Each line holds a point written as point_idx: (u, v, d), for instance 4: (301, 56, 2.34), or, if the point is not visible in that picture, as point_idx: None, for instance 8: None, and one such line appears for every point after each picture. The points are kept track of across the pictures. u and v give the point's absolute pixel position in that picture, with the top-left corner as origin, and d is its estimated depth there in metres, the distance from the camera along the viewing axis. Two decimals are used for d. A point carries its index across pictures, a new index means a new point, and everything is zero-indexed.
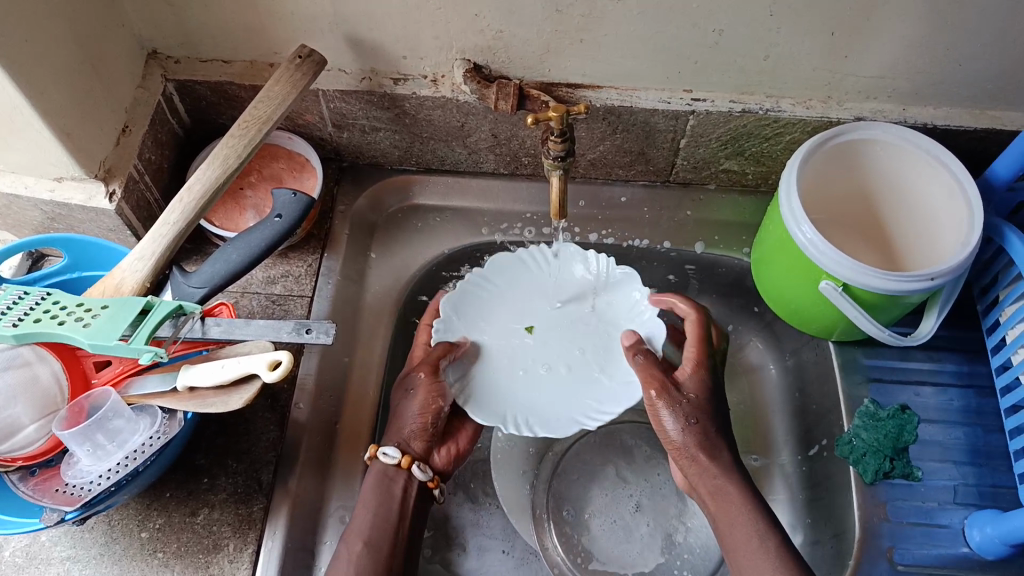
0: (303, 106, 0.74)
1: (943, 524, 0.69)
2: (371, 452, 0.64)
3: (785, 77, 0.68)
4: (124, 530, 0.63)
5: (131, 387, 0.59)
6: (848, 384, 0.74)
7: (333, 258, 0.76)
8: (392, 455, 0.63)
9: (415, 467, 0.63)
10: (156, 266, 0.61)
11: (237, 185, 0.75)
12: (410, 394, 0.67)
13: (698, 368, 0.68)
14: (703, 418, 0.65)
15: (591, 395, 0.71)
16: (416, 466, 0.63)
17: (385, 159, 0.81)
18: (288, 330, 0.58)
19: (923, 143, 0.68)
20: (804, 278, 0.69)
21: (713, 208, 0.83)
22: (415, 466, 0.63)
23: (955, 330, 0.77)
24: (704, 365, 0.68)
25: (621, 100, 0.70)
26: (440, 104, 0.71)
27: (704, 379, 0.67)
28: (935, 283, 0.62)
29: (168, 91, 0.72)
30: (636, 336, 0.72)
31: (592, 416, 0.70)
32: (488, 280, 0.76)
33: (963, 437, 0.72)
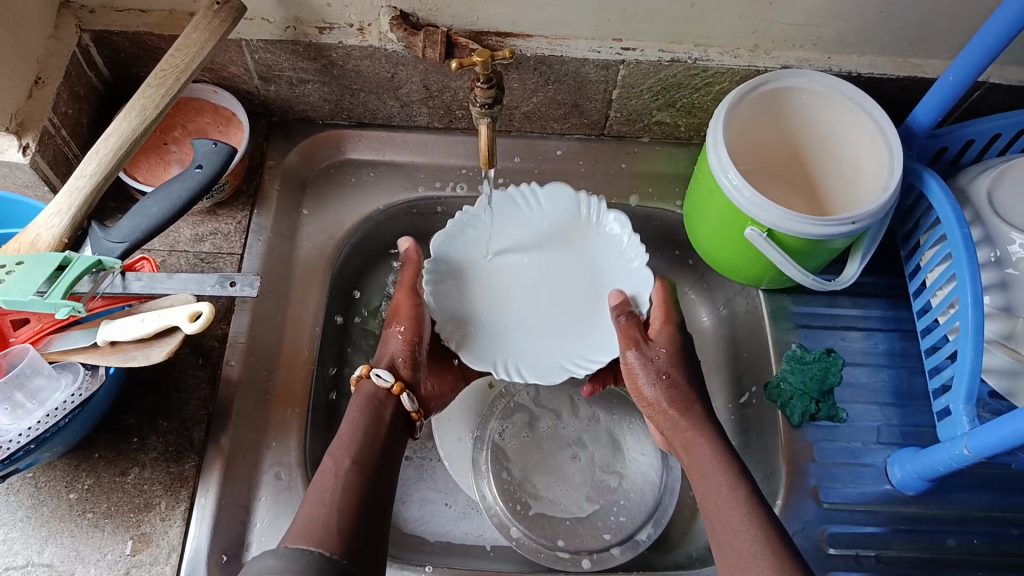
0: (226, 58, 0.72)
1: (867, 463, 0.71)
2: (362, 373, 0.66)
3: (712, 26, 0.69)
4: (52, 492, 0.62)
5: (52, 344, 0.57)
6: (776, 330, 0.76)
7: (263, 215, 0.75)
8: (387, 378, 0.66)
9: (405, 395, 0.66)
10: (74, 221, 0.59)
11: (160, 141, 0.73)
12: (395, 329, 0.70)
13: (667, 326, 0.70)
14: (674, 373, 0.67)
15: (573, 342, 0.73)
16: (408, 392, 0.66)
17: (316, 114, 0.80)
18: (211, 284, 0.57)
19: (845, 90, 0.70)
20: (730, 226, 0.70)
21: (648, 161, 0.83)
22: (405, 394, 0.66)
23: (881, 276, 0.79)
24: (674, 323, 0.70)
25: (551, 49, 0.70)
26: (368, 54, 0.70)
27: (673, 335, 0.69)
28: (856, 226, 0.64)
29: (84, 42, 0.69)
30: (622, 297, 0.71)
31: (580, 363, 0.71)
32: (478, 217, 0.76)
33: (887, 379, 0.74)
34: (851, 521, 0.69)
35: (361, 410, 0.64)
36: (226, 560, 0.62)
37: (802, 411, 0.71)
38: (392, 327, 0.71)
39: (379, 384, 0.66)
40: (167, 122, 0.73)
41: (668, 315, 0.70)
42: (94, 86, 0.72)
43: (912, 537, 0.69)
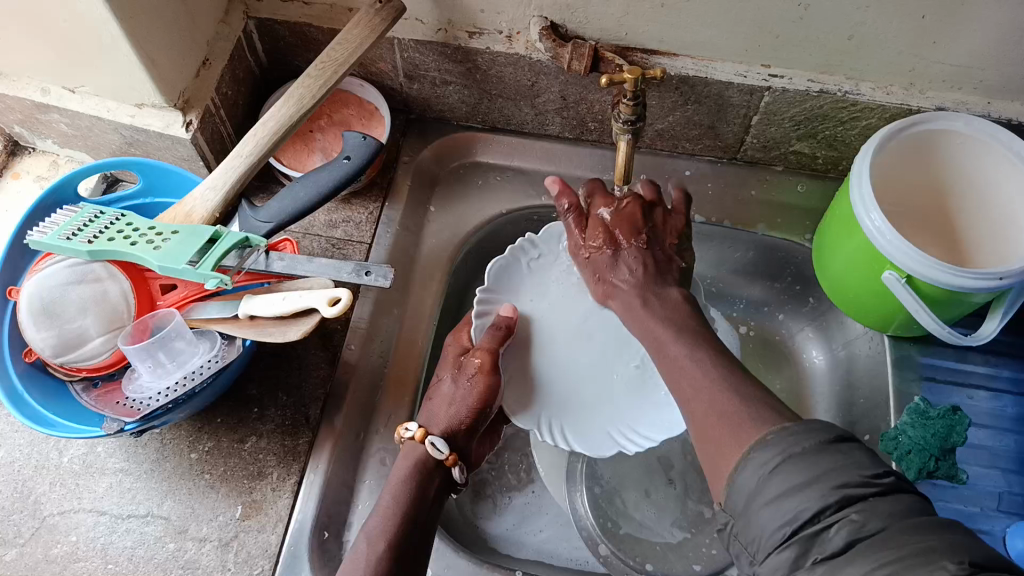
0: (377, 54, 0.74)
1: (985, 530, 0.67)
2: (417, 435, 0.62)
3: (868, 59, 0.67)
4: (176, 450, 0.66)
5: (194, 311, 0.61)
6: (899, 379, 0.73)
7: (393, 208, 0.77)
8: (442, 450, 0.61)
9: (457, 467, 0.62)
10: (227, 198, 0.63)
11: (307, 128, 0.76)
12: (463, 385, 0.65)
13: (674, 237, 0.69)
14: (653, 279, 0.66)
15: (619, 411, 0.70)
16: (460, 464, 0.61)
17: (452, 114, 0.81)
18: (348, 271, 0.59)
19: (1008, 140, 0.66)
20: (865, 266, 0.68)
21: (778, 190, 0.81)
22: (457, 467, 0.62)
23: (1019, 336, 0.75)
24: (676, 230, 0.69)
25: (696, 70, 0.69)
26: (513, 61, 0.71)
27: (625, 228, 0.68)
28: (1004, 283, 0.61)
29: (248, 28, 0.73)
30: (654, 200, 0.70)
31: (630, 438, 0.69)
32: (535, 247, 0.75)
33: (1015, 445, 0.70)
34: None
35: (409, 475, 0.60)
36: (327, 537, 0.64)
37: (908, 464, 0.68)
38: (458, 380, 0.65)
39: (433, 453, 0.61)
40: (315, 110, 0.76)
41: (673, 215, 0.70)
42: (252, 71, 0.76)
43: None
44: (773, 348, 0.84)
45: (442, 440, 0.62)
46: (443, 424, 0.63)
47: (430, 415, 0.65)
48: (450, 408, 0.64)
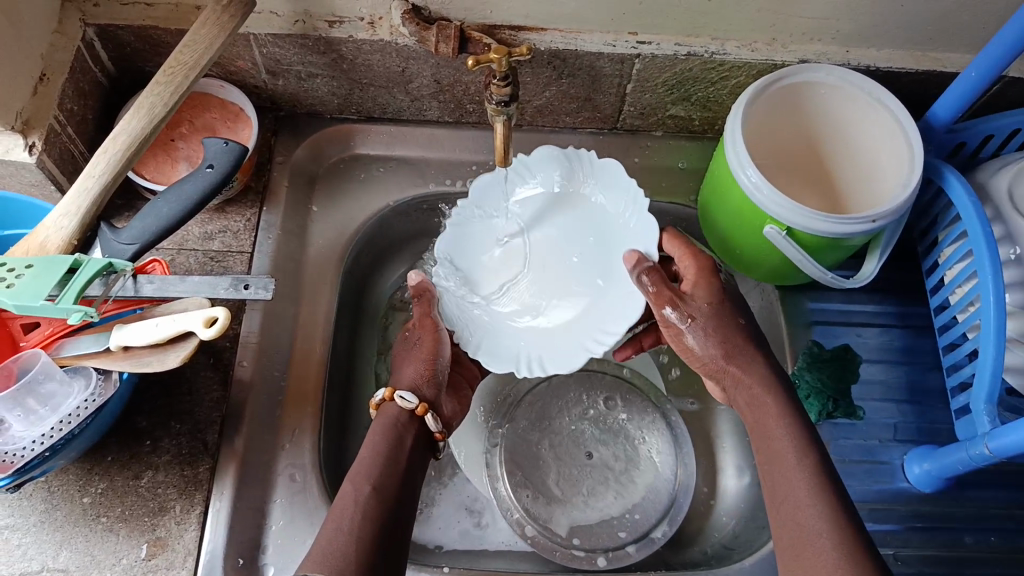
0: (234, 52, 0.70)
1: (884, 460, 0.71)
2: (385, 395, 0.63)
3: (730, 18, 0.68)
4: (65, 497, 0.62)
5: (63, 348, 0.56)
6: (791, 328, 0.76)
7: (273, 212, 0.74)
8: (411, 401, 0.63)
9: (430, 415, 0.63)
10: (83, 223, 0.58)
11: (168, 137, 0.71)
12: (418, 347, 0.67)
13: (699, 280, 0.66)
14: (722, 321, 0.63)
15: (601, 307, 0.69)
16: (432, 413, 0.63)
17: (324, 108, 0.78)
18: (225, 286, 0.56)
19: (867, 86, 0.68)
20: (748, 223, 0.69)
21: (661, 155, 0.82)
22: (429, 414, 0.63)
23: (896, 272, 0.79)
24: (705, 275, 0.66)
25: (565, 43, 0.69)
26: (379, 48, 0.69)
27: (711, 285, 0.65)
28: (876, 225, 0.63)
29: (89, 36, 0.67)
30: (638, 255, 0.65)
31: (597, 341, 0.67)
32: (475, 210, 0.74)
33: (903, 375, 0.74)
34: (868, 519, 0.69)
35: (383, 432, 0.61)
36: (242, 564, 0.62)
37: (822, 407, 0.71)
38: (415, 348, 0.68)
39: (403, 406, 0.63)
40: (175, 117, 0.72)
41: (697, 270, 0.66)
42: (100, 82, 0.71)
43: (929, 534, 0.69)
44: None
45: (410, 393, 0.63)
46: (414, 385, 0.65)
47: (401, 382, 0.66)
48: (412, 367, 0.66)
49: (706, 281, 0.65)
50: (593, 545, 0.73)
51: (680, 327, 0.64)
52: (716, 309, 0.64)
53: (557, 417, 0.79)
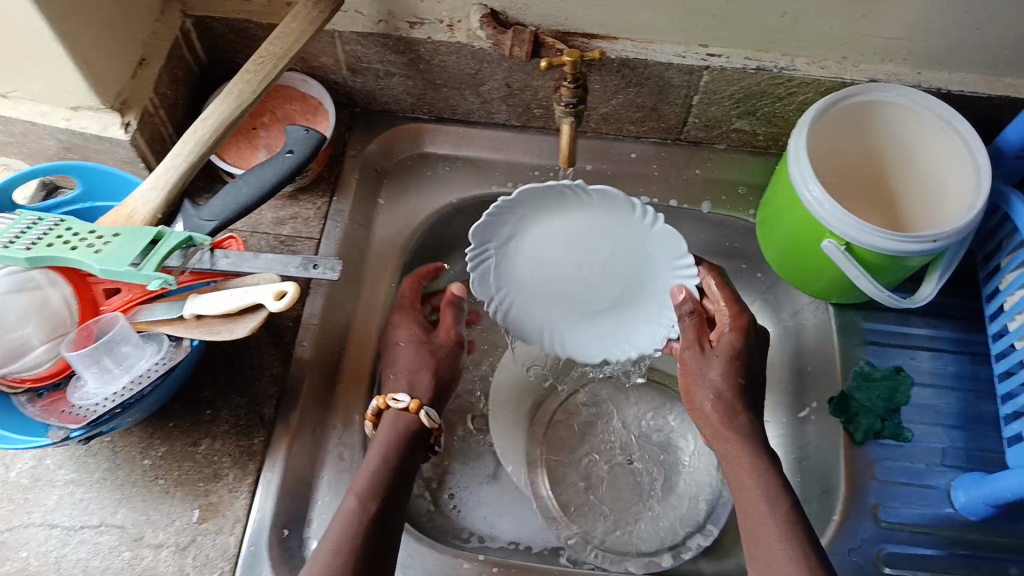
0: (318, 48, 0.73)
1: (930, 484, 0.70)
2: (379, 402, 0.66)
3: (801, 35, 0.68)
4: (127, 457, 0.65)
5: (140, 314, 0.60)
6: (844, 344, 0.75)
7: (342, 201, 0.77)
8: (405, 400, 0.65)
9: (422, 412, 0.66)
10: (168, 198, 0.62)
11: (250, 125, 0.75)
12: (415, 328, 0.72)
13: (734, 315, 0.68)
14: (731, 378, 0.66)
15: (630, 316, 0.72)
16: (427, 411, 0.66)
17: (398, 106, 0.81)
18: (295, 265, 0.59)
19: (937, 107, 0.68)
20: (807, 238, 0.69)
21: (723, 167, 0.82)
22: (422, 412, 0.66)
23: (958, 299, 0.77)
24: (738, 313, 0.68)
25: (637, 52, 0.70)
26: (455, 50, 0.71)
27: (738, 328, 0.67)
28: (938, 245, 0.63)
29: (186, 27, 0.72)
30: (687, 291, 0.69)
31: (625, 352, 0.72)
32: (510, 209, 0.65)
33: (956, 402, 0.73)
34: (908, 541, 0.68)
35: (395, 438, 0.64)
36: (287, 534, 0.64)
37: (862, 401, 0.71)
38: (429, 346, 0.71)
39: (423, 421, 0.66)
40: (257, 107, 0.75)
41: (734, 309, 0.68)
42: (192, 70, 0.75)
43: (973, 563, 0.67)
44: None
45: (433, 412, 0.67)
46: (403, 384, 0.68)
47: (397, 381, 0.68)
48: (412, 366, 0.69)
49: (735, 320, 0.68)
50: (626, 547, 0.73)
51: (695, 373, 0.67)
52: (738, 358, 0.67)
53: (602, 420, 0.81)
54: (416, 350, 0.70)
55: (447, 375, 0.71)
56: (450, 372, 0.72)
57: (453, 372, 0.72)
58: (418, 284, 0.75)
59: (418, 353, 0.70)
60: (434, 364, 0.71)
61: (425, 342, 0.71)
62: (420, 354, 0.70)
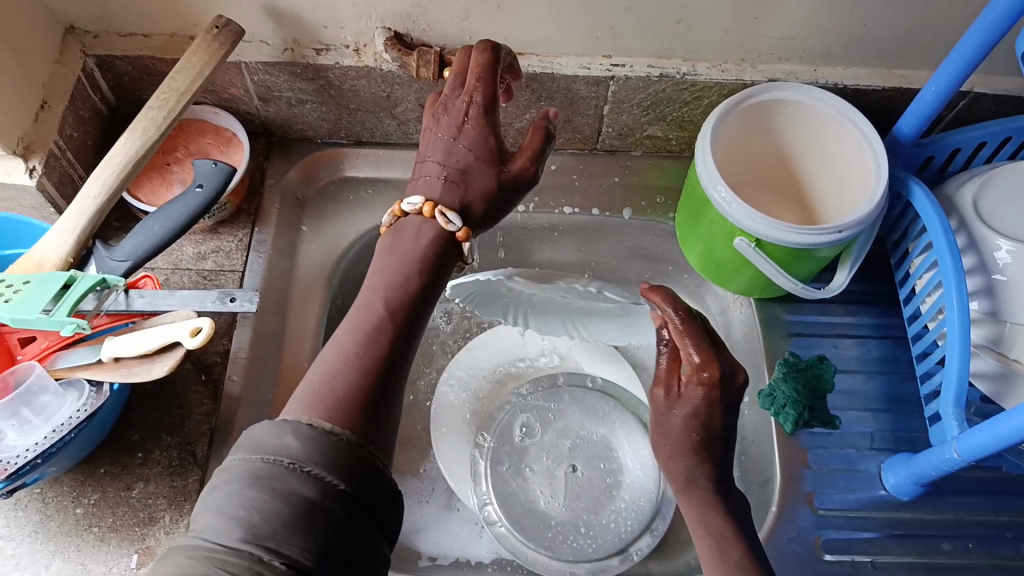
0: (226, 80, 0.73)
1: (862, 468, 0.72)
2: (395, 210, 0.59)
3: (699, 41, 0.71)
4: (58, 507, 0.63)
5: (58, 360, 0.59)
6: (769, 339, 0.77)
7: (264, 231, 0.77)
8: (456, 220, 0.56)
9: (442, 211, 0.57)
10: (79, 241, 0.61)
11: (164, 161, 0.74)
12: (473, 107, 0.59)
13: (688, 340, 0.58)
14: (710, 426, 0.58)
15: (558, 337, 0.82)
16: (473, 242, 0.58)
17: (314, 133, 0.81)
18: (211, 300, 0.59)
19: (833, 102, 0.71)
20: (721, 237, 0.71)
21: (640, 173, 0.85)
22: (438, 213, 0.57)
23: (873, 284, 0.80)
24: (694, 336, 0.57)
25: (543, 66, 0.72)
26: (363, 74, 0.72)
27: (702, 358, 0.57)
28: (844, 234, 0.65)
29: (88, 67, 0.71)
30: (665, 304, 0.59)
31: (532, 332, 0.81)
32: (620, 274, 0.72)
33: (880, 385, 0.75)
34: (846, 527, 0.70)
35: None
36: None
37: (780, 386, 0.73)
38: (496, 172, 0.58)
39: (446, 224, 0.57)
40: (170, 143, 0.75)
41: (691, 339, 0.58)
42: (100, 110, 0.74)
43: (907, 542, 0.69)
44: None
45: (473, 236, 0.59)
46: (457, 184, 0.58)
47: (425, 180, 0.59)
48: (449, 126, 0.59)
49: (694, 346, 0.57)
50: (576, 556, 0.74)
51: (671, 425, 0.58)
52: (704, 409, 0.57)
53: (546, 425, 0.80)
54: (484, 158, 0.58)
55: (504, 206, 0.59)
56: (509, 206, 0.60)
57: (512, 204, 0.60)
58: (494, 50, 0.60)
59: (482, 168, 0.58)
60: (496, 206, 0.59)
61: (497, 164, 0.58)
62: (481, 140, 0.58)
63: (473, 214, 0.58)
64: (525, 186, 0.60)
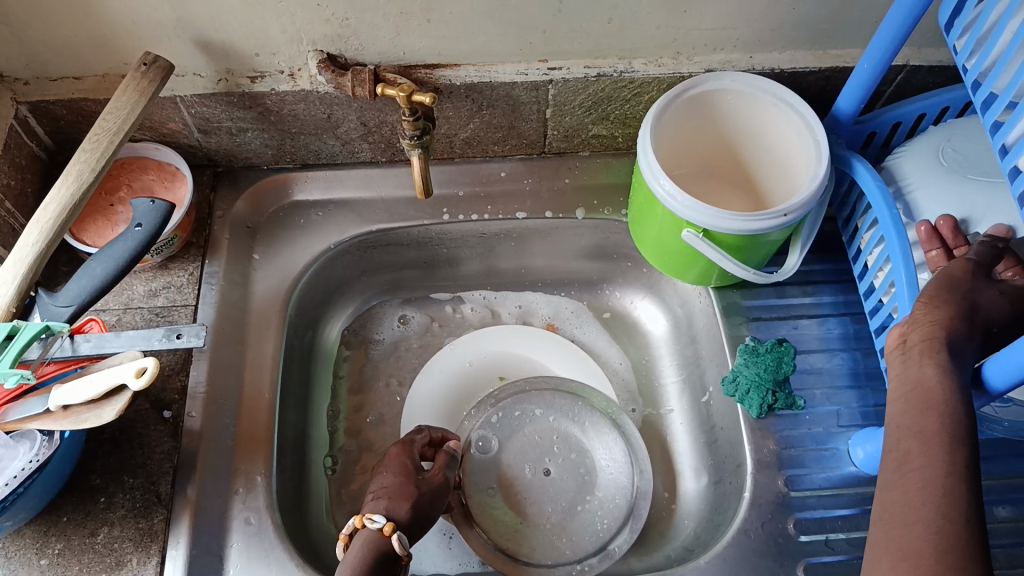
0: (164, 115, 0.73)
1: (830, 447, 0.72)
2: (356, 523, 0.64)
3: (632, 37, 0.71)
4: (22, 560, 0.62)
5: (9, 412, 0.57)
6: (730, 327, 0.77)
7: (215, 263, 0.76)
8: (380, 519, 0.63)
9: (399, 534, 0.63)
10: (21, 290, 0.60)
11: (107, 202, 0.74)
12: (403, 449, 0.73)
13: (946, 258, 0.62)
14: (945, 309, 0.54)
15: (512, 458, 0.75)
16: (400, 533, 0.63)
17: (260, 160, 0.81)
18: (159, 338, 0.59)
19: (769, 87, 0.71)
20: (670, 230, 0.71)
21: (589, 172, 0.84)
22: (398, 533, 0.63)
23: (828, 263, 0.81)
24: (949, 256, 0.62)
25: (479, 76, 0.72)
26: (301, 98, 0.72)
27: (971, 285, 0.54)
28: (789, 218, 0.65)
29: (22, 114, 0.71)
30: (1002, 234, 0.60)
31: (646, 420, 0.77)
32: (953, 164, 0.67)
33: (844, 362, 0.76)
34: (818, 506, 0.69)
35: (370, 554, 0.61)
36: None
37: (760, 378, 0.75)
38: (416, 481, 0.70)
39: (396, 548, 0.62)
40: (113, 182, 0.74)
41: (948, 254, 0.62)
42: (37, 155, 0.74)
43: None
44: (620, 322, 0.90)
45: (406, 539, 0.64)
46: (381, 507, 0.66)
47: (380, 490, 0.68)
48: (405, 494, 0.67)
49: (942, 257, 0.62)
50: (555, 560, 0.74)
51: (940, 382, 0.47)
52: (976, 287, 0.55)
53: (518, 430, 0.80)
54: (401, 480, 0.69)
55: (423, 507, 0.68)
56: (429, 505, 0.69)
57: (433, 508, 0.69)
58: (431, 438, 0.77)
59: (404, 484, 0.69)
60: (417, 496, 0.68)
61: (414, 477, 0.70)
62: (401, 477, 0.69)
63: (399, 519, 0.65)
64: (440, 492, 0.70)
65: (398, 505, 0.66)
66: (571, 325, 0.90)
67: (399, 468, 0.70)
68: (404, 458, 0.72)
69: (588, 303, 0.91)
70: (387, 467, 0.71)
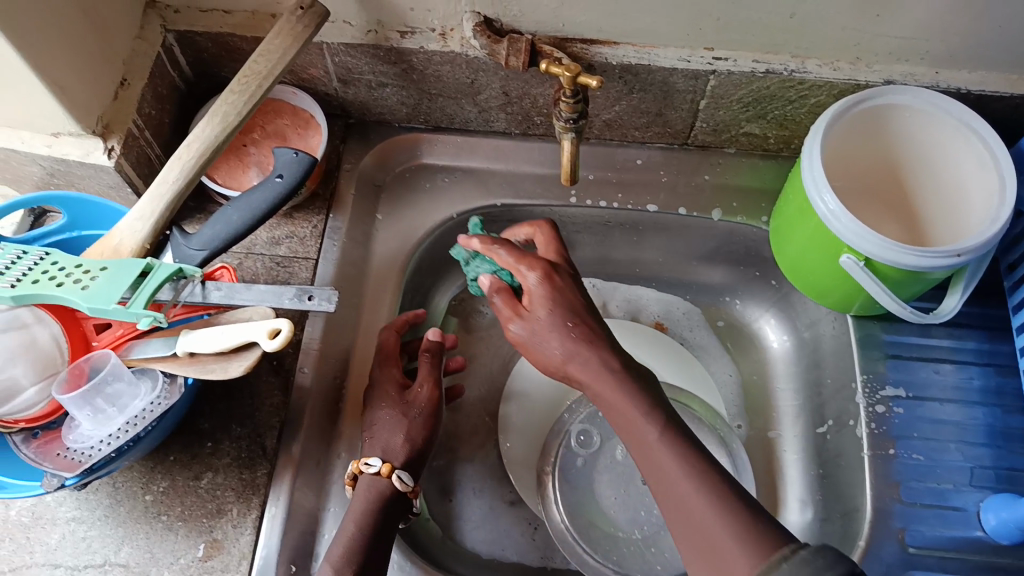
0: (307, 60, 0.71)
1: (957, 506, 0.67)
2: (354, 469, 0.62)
3: (811, 37, 0.65)
4: (128, 492, 0.63)
5: (132, 350, 0.58)
6: (863, 360, 0.72)
7: (339, 219, 0.74)
8: (375, 464, 0.61)
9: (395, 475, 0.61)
10: (157, 227, 0.60)
11: (240, 142, 0.73)
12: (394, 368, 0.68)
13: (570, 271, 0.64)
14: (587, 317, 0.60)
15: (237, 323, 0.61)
16: (399, 473, 0.61)
17: (392, 117, 0.78)
18: (289, 296, 0.57)
19: (956, 111, 0.65)
20: (823, 248, 0.67)
21: (732, 172, 0.79)
22: (396, 474, 0.61)
23: (979, 305, 0.74)
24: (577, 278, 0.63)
25: (638, 57, 0.67)
26: (448, 60, 0.68)
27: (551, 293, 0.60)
28: (961, 260, 0.60)
29: (168, 41, 0.69)
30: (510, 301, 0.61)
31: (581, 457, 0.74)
32: None
33: (982, 417, 0.70)
34: (937, 568, 0.65)
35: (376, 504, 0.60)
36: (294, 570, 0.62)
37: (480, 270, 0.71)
38: (405, 409, 0.65)
39: (400, 486, 0.61)
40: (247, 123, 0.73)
41: (548, 271, 0.61)
42: (177, 86, 0.73)
43: None
44: (737, 333, 0.85)
45: (406, 474, 0.62)
46: (377, 448, 0.63)
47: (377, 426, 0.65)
48: (402, 433, 0.64)
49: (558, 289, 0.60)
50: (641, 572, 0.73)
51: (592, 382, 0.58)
52: (558, 298, 0.60)
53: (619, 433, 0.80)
54: (397, 415, 0.65)
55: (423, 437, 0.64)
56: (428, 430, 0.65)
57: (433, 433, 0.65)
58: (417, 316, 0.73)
59: (399, 419, 0.65)
60: (412, 428, 0.64)
61: (402, 402, 0.66)
62: (395, 409, 0.65)
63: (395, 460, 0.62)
64: (433, 407, 0.66)
65: (393, 445, 0.63)
66: (681, 327, 0.86)
67: (392, 402, 0.65)
68: (392, 380, 0.68)
69: (703, 307, 0.86)
70: (374, 396, 0.66)
